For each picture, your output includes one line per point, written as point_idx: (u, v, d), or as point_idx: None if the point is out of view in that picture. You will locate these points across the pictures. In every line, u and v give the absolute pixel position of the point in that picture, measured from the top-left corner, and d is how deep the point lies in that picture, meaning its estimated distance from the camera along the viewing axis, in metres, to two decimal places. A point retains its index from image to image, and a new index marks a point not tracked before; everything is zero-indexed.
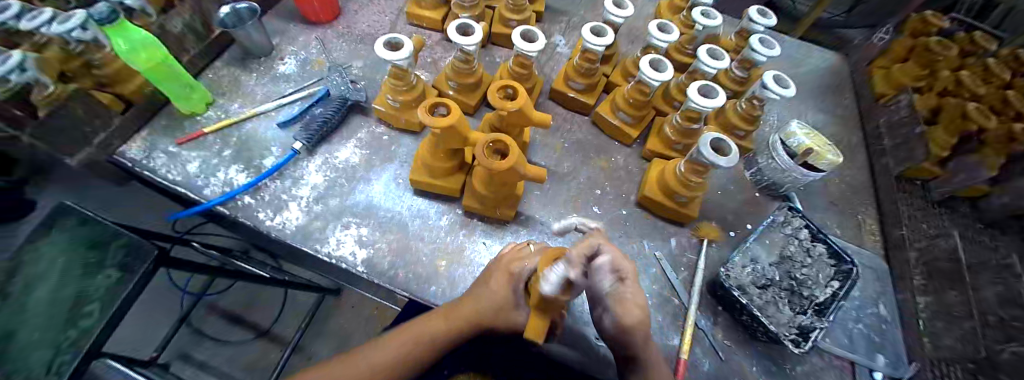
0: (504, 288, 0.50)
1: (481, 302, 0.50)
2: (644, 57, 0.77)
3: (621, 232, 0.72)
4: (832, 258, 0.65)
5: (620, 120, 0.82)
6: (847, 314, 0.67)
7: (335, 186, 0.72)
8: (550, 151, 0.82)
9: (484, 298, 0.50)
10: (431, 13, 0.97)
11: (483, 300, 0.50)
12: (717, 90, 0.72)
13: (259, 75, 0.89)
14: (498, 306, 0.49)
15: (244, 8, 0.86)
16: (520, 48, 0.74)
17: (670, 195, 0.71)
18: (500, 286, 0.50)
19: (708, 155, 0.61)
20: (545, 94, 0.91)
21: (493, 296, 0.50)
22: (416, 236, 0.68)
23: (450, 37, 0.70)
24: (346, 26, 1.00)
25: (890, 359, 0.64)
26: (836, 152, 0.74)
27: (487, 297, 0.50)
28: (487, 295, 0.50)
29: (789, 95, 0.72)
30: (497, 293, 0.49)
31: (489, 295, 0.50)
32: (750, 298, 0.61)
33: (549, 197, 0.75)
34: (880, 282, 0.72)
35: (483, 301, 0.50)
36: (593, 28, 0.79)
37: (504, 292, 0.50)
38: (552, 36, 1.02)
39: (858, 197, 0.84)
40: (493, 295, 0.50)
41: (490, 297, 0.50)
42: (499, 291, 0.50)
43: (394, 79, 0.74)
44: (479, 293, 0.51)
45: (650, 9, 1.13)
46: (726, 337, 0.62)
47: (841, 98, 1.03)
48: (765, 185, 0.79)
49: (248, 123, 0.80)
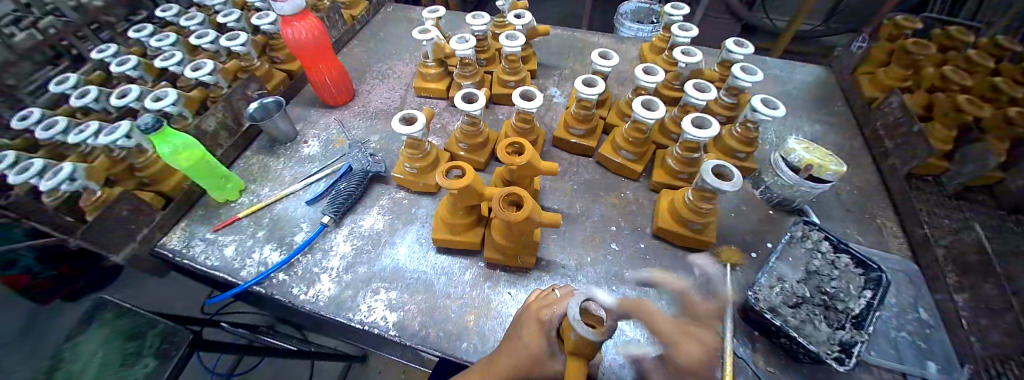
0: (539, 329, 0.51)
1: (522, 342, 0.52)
2: (635, 99, 0.83)
3: (642, 266, 0.74)
4: (858, 266, 0.64)
5: (623, 157, 0.86)
6: (886, 321, 0.65)
7: (362, 253, 0.76)
8: (561, 195, 0.86)
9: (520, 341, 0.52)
10: (435, 84, 1.06)
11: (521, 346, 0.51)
12: (710, 119, 0.76)
13: (286, 159, 0.96)
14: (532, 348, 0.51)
15: (270, 102, 0.97)
16: (520, 106, 0.80)
17: (684, 224, 0.73)
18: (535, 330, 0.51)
19: (711, 181, 0.64)
20: (549, 142, 0.97)
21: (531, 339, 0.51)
22: (443, 293, 0.70)
23: (456, 105, 0.78)
24: (361, 105, 1.10)
25: (943, 365, 0.61)
26: (839, 162, 0.75)
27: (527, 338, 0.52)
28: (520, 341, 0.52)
29: (780, 114, 0.76)
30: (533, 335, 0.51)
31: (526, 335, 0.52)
32: (784, 319, 0.60)
33: (566, 239, 0.78)
34: (914, 284, 0.71)
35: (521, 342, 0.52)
36: (585, 79, 0.87)
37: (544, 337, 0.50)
38: (547, 89, 1.10)
39: (871, 201, 0.85)
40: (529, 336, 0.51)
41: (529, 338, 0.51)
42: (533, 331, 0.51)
43: (409, 149, 0.81)
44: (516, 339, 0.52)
45: (634, 52, 1.23)
46: (766, 362, 0.61)
47: (833, 107, 1.07)
48: (776, 203, 0.80)
49: (279, 203, 0.86)
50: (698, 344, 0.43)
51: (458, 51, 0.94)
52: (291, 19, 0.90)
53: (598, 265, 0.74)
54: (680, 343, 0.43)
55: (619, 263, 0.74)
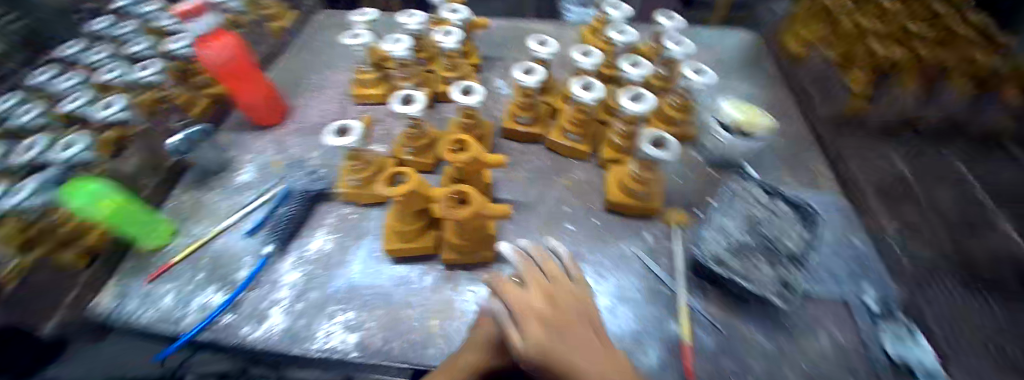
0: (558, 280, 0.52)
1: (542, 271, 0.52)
2: (574, 81, 0.84)
3: (600, 242, 0.75)
4: (794, 210, 0.68)
5: (570, 140, 0.87)
6: (824, 256, 0.70)
7: (313, 277, 0.72)
8: (515, 184, 0.85)
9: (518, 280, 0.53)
10: (374, 90, 1.02)
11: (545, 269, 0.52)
12: (645, 92, 0.78)
13: (221, 191, 0.91)
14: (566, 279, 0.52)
15: (194, 133, 0.87)
16: (461, 102, 0.78)
17: (631, 195, 0.76)
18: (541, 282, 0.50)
19: (649, 151, 0.66)
20: (498, 134, 0.95)
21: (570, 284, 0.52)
22: (405, 304, 0.68)
23: (395, 110, 0.74)
24: (298, 122, 1.04)
25: (878, 286, 0.67)
26: (768, 118, 0.78)
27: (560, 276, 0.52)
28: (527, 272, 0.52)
29: (709, 80, 0.78)
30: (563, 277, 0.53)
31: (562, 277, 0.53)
32: (729, 268, 0.65)
33: (524, 227, 0.77)
34: (846, 218, 0.76)
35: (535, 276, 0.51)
36: (524, 67, 0.86)
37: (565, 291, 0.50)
38: (491, 81, 1.09)
39: (801, 148, 0.90)
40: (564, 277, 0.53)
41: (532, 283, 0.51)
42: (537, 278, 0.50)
43: (350, 162, 0.79)
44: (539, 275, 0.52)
45: (573, 35, 1.24)
46: (721, 310, 0.65)
47: (761, 65, 1.13)
48: (716, 162, 0.84)
49: (218, 239, 0.81)
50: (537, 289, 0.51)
51: (393, 53, 0.89)
52: (205, 39, 0.87)
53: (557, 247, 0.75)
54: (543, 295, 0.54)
55: (578, 242, 0.75)
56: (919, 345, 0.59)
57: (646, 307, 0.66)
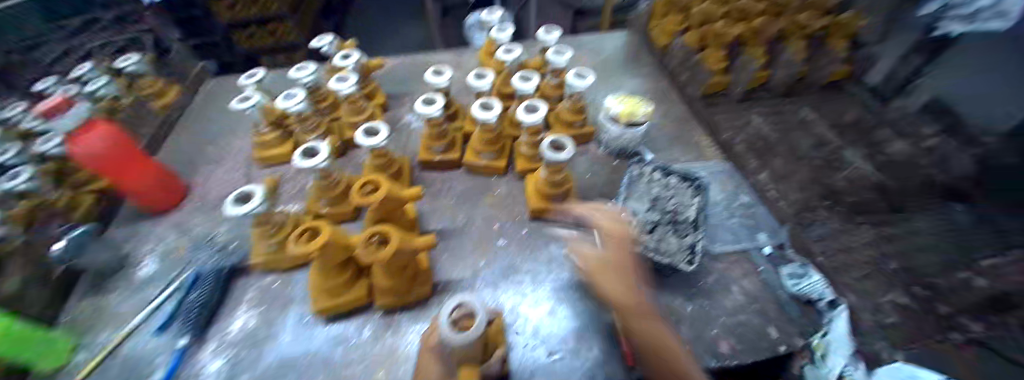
0: (618, 248, 0.67)
1: (616, 237, 0.68)
2: (474, 104, 0.87)
3: (530, 249, 0.79)
4: (685, 181, 0.82)
5: (484, 159, 0.90)
6: (719, 216, 0.82)
7: (240, 361, 0.67)
8: (441, 212, 0.86)
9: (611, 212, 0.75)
10: (276, 150, 0.99)
11: (619, 235, 0.69)
12: (539, 103, 0.84)
13: (120, 292, 0.81)
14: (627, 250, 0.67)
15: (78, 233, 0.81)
16: (365, 145, 0.77)
17: (547, 199, 0.81)
18: (612, 246, 0.67)
19: (549, 155, 0.72)
20: (417, 168, 0.95)
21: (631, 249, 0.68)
22: (345, 363, 0.65)
23: (295, 165, 0.72)
24: (199, 199, 0.98)
25: (769, 232, 0.80)
26: (646, 105, 0.89)
27: (621, 245, 0.68)
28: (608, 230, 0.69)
29: (589, 82, 0.87)
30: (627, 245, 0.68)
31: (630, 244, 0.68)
32: (643, 246, 0.71)
33: (456, 253, 0.78)
34: (733, 180, 0.89)
35: (618, 227, 0.71)
36: (425, 99, 0.88)
37: (618, 258, 0.66)
38: (402, 117, 1.10)
39: (687, 126, 1.02)
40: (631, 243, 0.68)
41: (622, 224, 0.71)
42: (613, 236, 0.68)
43: (260, 226, 0.74)
44: (623, 232, 0.69)
45: (473, 60, 1.30)
46: (645, 285, 0.71)
47: (643, 59, 1.27)
48: (618, 152, 0.93)
49: (122, 345, 0.71)
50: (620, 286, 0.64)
51: (288, 109, 0.88)
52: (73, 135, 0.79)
53: (491, 266, 0.76)
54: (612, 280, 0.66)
55: (511, 256, 0.78)
56: (811, 277, 0.71)
57: (582, 300, 0.70)
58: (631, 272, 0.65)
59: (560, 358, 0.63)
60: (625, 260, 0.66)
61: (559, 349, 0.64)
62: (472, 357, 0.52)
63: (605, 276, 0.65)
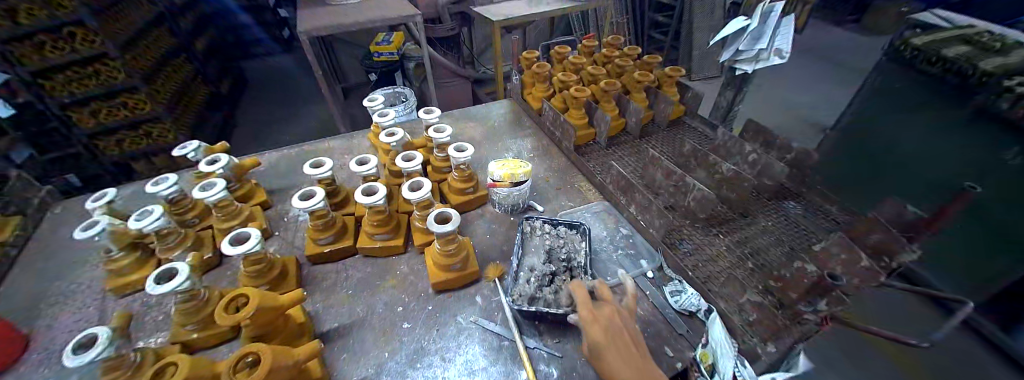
0: (606, 333, 0.59)
1: (595, 321, 0.60)
2: (358, 189, 0.89)
3: (437, 326, 0.77)
4: (572, 229, 0.90)
5: (380, 240, 0.91)
6: (605, 249, 0.91)
7: None
8: (339, 307, 0.81)
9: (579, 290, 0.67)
10: (137, 274, 0.88)
11: (597, 318, 0.61)
12: (425, 179, 0.90)
13: None
14: (616, 331, 0.59)
15: None
16: (233, 254, 0.72)
17: (447, 270, 0.82)
18: (595, 330, 0.59)
19: (432, 229, 0.76)
20: (306, 263, 0.92)
21: (617, 325, 0.60)
22: None
23: (147, 293, 0.65)
24: (42, 349, 0.78)
25: (649, 258, 0.88)
26: (525, 164, 0.99)
27: (607, 326, 0.60)
28: (584, 314, 0.61)
29: (470, 153, 0.97)
30: (611, 325, 0.60)
31: (613, 321, 0.60)
32: (542, 299, 0.75)
33: (358, 349, 0.73)
34: (614, 215, 0.99)
35: (594, 307, 0.62)
36: (303, 193, 0.87)
37: (606, 342, 0.58)
38: (290, 211, 1.07)
39: (568, 175, 1.14)
40: (613, 321, 0.60)
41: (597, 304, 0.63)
42: (592, 319, 0.60)
43: (106, 375, 0.61)
44: (600, 315, 0.61)
45: (365, 143, 1.33)
46: (551, 337, 0.73)
47: (523, 121, 1.41)
48: (509, 209, 1.01)
49: None
50: (602, 338, 0.58)
51: (142, 229, 0.81)
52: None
53: (397, 353, 0.72)
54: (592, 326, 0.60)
55: (419, 336, 0.75)
56: (687, 292, 0.79)
57: (493, 367, 0.69)
58: (625, 352, 0.57)
59: None
60: (615, 342, 0.58)
61: None
62: None
63: (598, 361, 0.58)
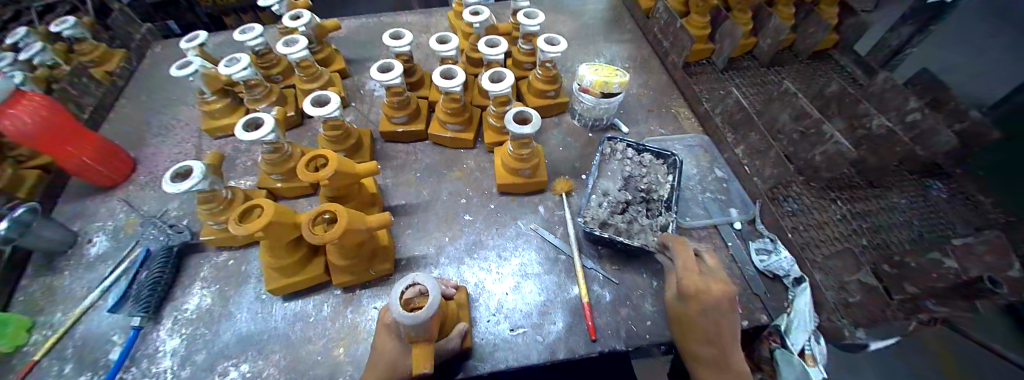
0: (701, 312, 0.52)
1: (695, 298, 0.52)
2: (436, 71, 0.82)
3: (496, 225, 0.76)
4: (659, 159, 0.78)
5: (451, 131, 0.87)
6: (694, 189, 0.80)
7: (196, 338, 0.62)
8: (406, 187, 0.82)
9: (686, 250, 0.57)
10: (228, 119, 0.94)
11: (700, 295, 0.52)
12: (506, 71, 0.81)
13: (71, 270, 0.73)
14: (716, 315, 0.52)
15: (25, 210, 0.65)
16: (314, 115, 0.72)
17: (517, 174, 0.77)
18: (691, 306, 0.53)
19: (512, 128, 0.69)
20: (380, 139, 0.92)
21: (722, 308, 0.52)
22: (304, 339, 0.61)
23: (238, 138, 0.68)
24: (149, 173, 0.90)
25: (741, 208, 0.77)
26: (623, 74, 0.84)
27: (707, 308, 0.52)
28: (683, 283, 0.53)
29: (561, 49, 0.83)
30: (713, 306, 0.52)
31: (718, 303, 0.52)
32: (613, 227, 0.69)
33: (420, 229, 0.75)
34: (709, 152, 0.86)
35: (698, 280, 0.53)
36: (382, 65, 0.82)
37: (699, 321, 0.53)
38: (365, 84, 1.05)
39: (666, 96, 0.98)
40: (718, 303, 0.52)
41: (704, 278, 0.53)
42: (691, 294, 0.53)
43: (204, 204, 0.67)
44: (704, 294, 0.52)
45: (445, 22, 1.23)
46: (611, 263, 0.69)
47: (625, 23, 1.20)
48: (591, 124, 0.91)
49: (77, 327, 0.65)
50: (695, 304, 0.52)
51: (231, 76, 0.83)
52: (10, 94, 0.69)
53: (457, 240, 0.74)
54: (687, 290, 0.53)
55: (477, 231, 0.75)
56: (780, 254, 0.69)
57: (546, 277, 0.68)
58: (713, 333, 0.53)
59: (534, 342, 0.60)
60: (709, 323, 0.52)
61: (521, 326, 0.62)
62: (431, 337, 0.47)
63: (679, 323, 0.55)
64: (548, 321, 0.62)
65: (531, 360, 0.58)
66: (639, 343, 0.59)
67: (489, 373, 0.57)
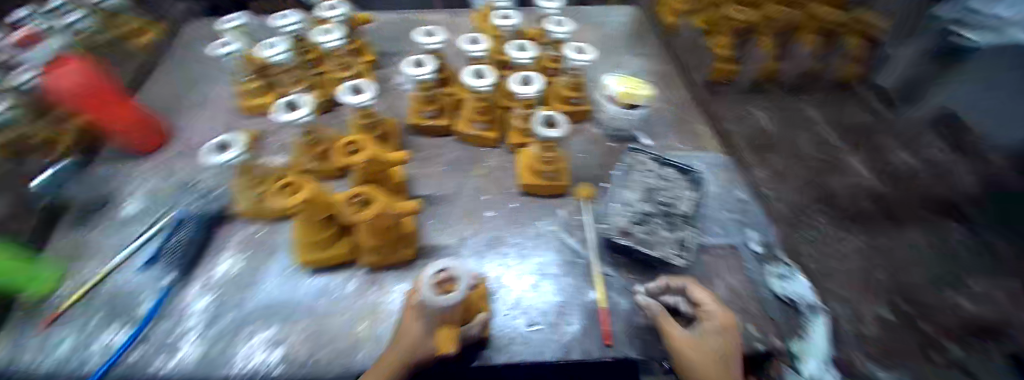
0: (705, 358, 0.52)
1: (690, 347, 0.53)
2: (465, 70, 0.84)
3: (517, 223, 0.78)
4: (682, 174, 0.81)
5: (477, 128, 0.90)
6: (712, 208, 0.84)
7: (224, 301, 0.64)
8: (431, 180, 0.84)
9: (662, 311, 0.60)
10: (263, 99, 0.97)
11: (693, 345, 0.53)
12: (536, 76, 0.83)
13: (101, 231, 0.75)
14: (719, 363, 0.52)
15: None
16: (349, 104, 0.74)
17: (539, 175, 0.80)
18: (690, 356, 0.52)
19: (540, 132, 0.71)
20: (407, 131, 0.94)
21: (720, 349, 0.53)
22: (328, 313, 0.63)
23: (275, 119, 0.70)
24: (182, 144, 0.93)
25: (758, 229, 0.81)
26: (648, 87, 0.90)
27: (704, 354, 0.52)
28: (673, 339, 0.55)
29: (590, 58, 0.85)
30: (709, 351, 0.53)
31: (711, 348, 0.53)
32: (633, 237, 0.70)
33: (442, 222, 0.77)
34: (729, 173, 0.90)
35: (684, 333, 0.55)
36: (415, 61, 0.85)
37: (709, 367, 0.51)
38: (394, 77, 1.07)
39: (686, 116, 1.03)
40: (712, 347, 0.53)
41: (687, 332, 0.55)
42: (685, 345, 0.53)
43: (244, 176, 0.72)
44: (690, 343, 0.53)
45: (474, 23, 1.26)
46: (629, 272, 0.70)
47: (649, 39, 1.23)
48: (614, 135, 0.93)
49: (106, 282, 0.67)
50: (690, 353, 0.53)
51: (269, 58, 0.86)
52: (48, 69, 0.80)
53: (477, 235, 0.76)
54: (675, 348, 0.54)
55: (497, 228, 0.77)
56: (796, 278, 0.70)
57: (564, 279, 0.70)
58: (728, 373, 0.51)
59: (551, 342, 0.61)
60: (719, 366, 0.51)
61: (538, 322, 0.63)
62: (457, 318, 0.51)
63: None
64: (565, 321, 0.64)
65: (546, 356, 0.59)
66: (653, 354, 0.60)
67: (505, 364, 0.58)
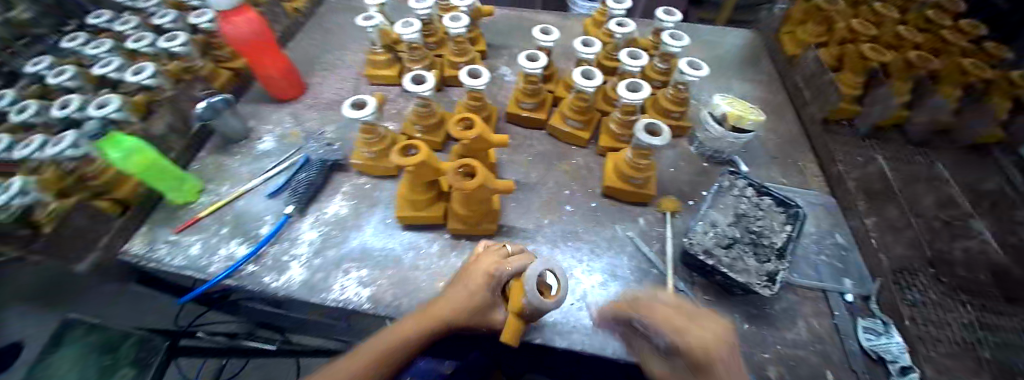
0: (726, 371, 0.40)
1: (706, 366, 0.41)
2: (575, 69, 0.88)
3: (595, 223, 0.80)
4: (780, 206, 0.76)
5: (570, 126, 0.93)
6: (808, 249, 0.78)
7: (328, 237, 0.74)
8: (518, 166, 0.90)
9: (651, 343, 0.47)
10: (384, 70, 1.08)
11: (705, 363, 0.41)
12: (643, 84, 0.84)
13: (243, 158, 0.90)
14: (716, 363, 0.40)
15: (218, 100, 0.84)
16: (468, 84, 0.83)
17: (627, 181, 0.81)
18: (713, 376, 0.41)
19: (643, 138, 0.72)
20: (503, 118, 1.00)
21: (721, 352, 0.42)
22: (413, 266, 0.70)
23: (405, 88, 0.79)
24: (312, 98, 1.07)
25: (857, 281, 0.73)
26: (759, 112, 0.86)
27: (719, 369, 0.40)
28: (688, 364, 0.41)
29: (703, 75, 0.86)
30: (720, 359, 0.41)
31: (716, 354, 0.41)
32: (718, 259, 0.69)
33: (524, 207, 0.82)
34: (832, 216, 0.84)
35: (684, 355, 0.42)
36: (529, 54, 0.91)
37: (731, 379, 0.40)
38: (498, 68, 1.15)
39: (789, 149, 0.97)
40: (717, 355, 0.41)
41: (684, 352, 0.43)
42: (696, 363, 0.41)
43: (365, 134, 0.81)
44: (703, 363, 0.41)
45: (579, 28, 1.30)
46: (704, 293, 0.70)
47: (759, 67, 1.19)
48: (709, 155, 0.92)
49: (239, 200, 0.81)
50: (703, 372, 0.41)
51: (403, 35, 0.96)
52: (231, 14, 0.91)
53: (557, 225, 0.79)
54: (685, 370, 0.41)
55: (575, 222, 0.80)
56: (890, 338, 0.65)
57: (635, 285, 0.70)
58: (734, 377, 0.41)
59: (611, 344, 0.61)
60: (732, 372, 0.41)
61: None
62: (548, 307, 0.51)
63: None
64: None
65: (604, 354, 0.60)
66: None
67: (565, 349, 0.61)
